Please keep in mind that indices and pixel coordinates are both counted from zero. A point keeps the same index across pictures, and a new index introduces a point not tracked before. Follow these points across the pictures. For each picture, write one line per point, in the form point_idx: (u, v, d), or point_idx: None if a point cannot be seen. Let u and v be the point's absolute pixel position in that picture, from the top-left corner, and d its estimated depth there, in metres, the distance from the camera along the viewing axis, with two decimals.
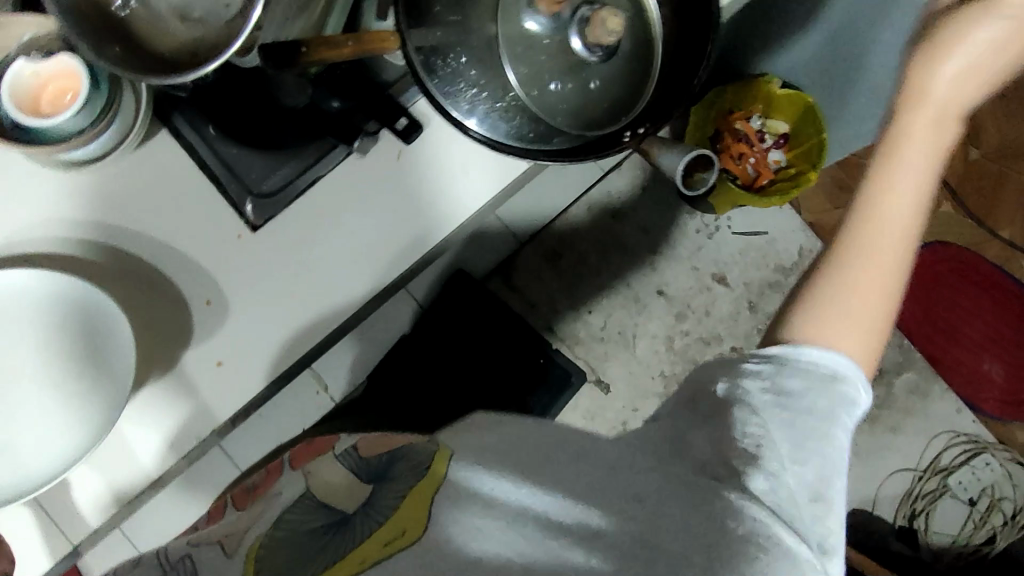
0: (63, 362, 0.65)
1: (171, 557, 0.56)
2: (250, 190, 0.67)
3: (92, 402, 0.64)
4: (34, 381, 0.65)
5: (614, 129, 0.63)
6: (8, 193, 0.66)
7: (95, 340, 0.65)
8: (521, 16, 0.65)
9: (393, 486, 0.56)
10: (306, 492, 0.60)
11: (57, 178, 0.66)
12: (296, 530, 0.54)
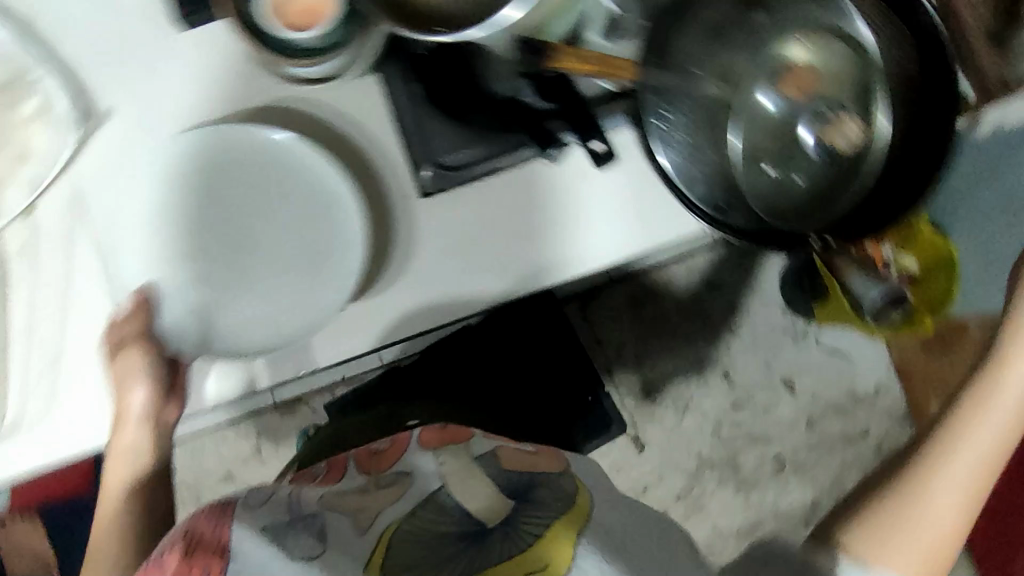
0: (257, 239, 0.66)
1: (300, 505, 0.57)
2: (434, 158, 0.67)
3: (281, 284, 0.65)
4: (231, 243, 0.65)
5: (805, 226, 0.62)
6: (213, 83, 0.66)
7: (309, 228, 0.66)
8: (755, 90, 0.65)
9: (530, 512, 0.60)
10: (443, 485, 0.64)
11: (262, 85, 0.66)
12: (430, 534, 0.58)
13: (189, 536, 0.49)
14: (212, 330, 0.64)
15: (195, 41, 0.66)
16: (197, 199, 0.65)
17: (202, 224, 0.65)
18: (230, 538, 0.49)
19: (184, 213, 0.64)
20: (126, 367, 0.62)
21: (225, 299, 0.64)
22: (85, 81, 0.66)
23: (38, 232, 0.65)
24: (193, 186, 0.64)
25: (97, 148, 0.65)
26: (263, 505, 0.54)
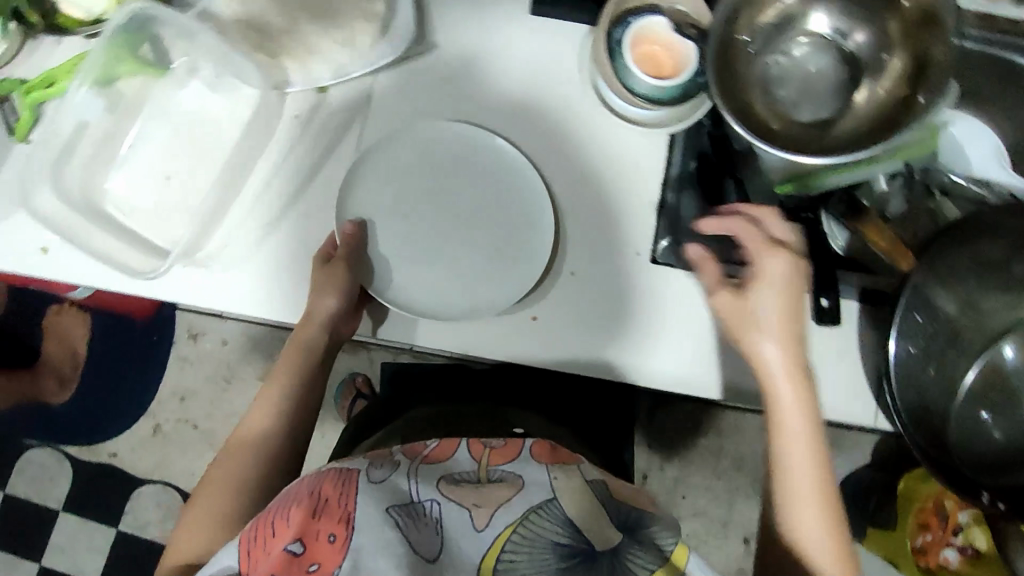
0: (522, 218, 0.68)
1: (421, 489, 0.55)
2: (677, 234, 0.67)
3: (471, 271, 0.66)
4: (445, 213, 0.68)
5: (989, 479, 0.61)
6: (531, 71, 0.70)
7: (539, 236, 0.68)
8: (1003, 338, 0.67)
9: (634, 551, 0.50)
10: (554, 499, 0.55)
11: (569, 94, 0.69)
12: (536, 546, 0.51)
13: (316, 497, 0.51)
14: (386, 288, 0.66)
15: (537, 30, 0.70)
16: (423, 166, 0.68)
17: (417, 193, 0.68)
18: (354, 509, 0.51)
19: (405, 173, 0.67)
20: (323, 277, 0.64)
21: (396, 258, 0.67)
22: (429, 12, 0.70)
23: (319, 110, 0.68)
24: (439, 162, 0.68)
25: (408, 71, 0.69)
26: (383, 483, 0.55)
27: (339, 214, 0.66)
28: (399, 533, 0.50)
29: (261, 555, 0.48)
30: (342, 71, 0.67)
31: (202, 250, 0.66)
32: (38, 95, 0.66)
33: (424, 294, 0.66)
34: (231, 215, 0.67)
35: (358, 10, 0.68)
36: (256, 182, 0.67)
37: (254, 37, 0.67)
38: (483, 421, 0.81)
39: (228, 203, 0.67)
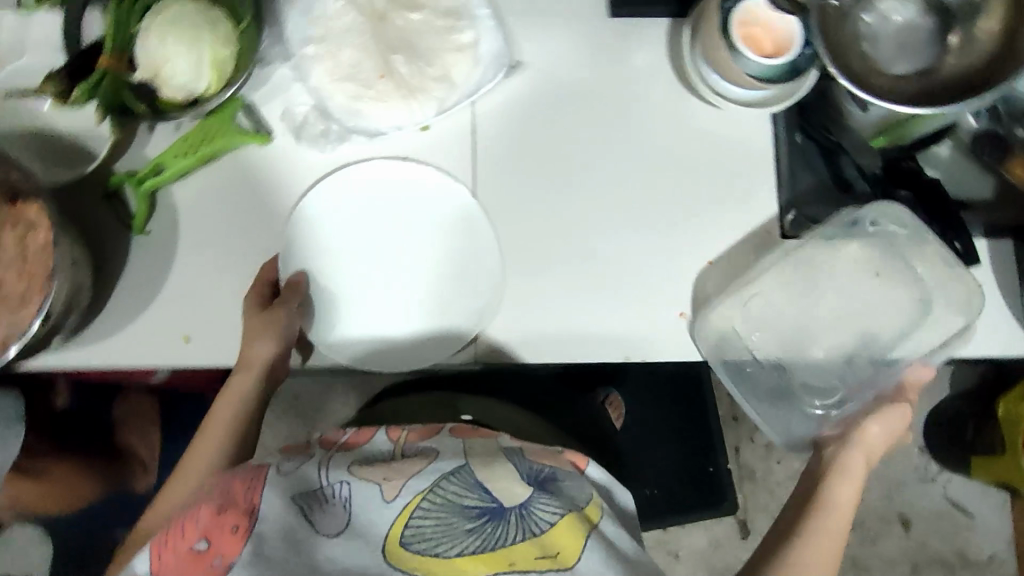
0: (644, 217, 0.69)
1: (331, 473, 0.55)
2: (798, 204, 0.70)
3: (385, 332, 0.67)
4: (357, 276, 0.67)
5: None
6: (621, 74, 0.70)
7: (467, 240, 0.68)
8: None
9: (543, 498, 0.53)
10: (466, 464, 0.56)
11: (664, 87, 0.70)
12: (449, 509, 0.51)
13: (224, 498, 0.52)
14: (325, 331, 0.66)
15: (622, 33, 0.70)
16: (342, 225, 0.68)
17: (333, 265, 0.67)
18: (259, 500, 0.51)
19: (334, 252, 0.67)
20: (260, 321, 0.64)
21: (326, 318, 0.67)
22: (514, 33, 0.70)
23: (427, 152, 0.69)
24: (347, 204, 0.68)
25: (504, 96, 0.69)
26: (297, 470, 0.55)
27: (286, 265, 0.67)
28: (301, 516, 0.50)
29: (168, 556, 0.49)
30: (445, 106, 0.67)
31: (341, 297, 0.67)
32: (152, 183, 0.66)
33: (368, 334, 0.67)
34: (336, 217, 0.68)
35: (448, 41, 0.68)
36: (384, 224, 0.68)
37: (351, 87, 0.67)
38: (430, 411, 0.76)
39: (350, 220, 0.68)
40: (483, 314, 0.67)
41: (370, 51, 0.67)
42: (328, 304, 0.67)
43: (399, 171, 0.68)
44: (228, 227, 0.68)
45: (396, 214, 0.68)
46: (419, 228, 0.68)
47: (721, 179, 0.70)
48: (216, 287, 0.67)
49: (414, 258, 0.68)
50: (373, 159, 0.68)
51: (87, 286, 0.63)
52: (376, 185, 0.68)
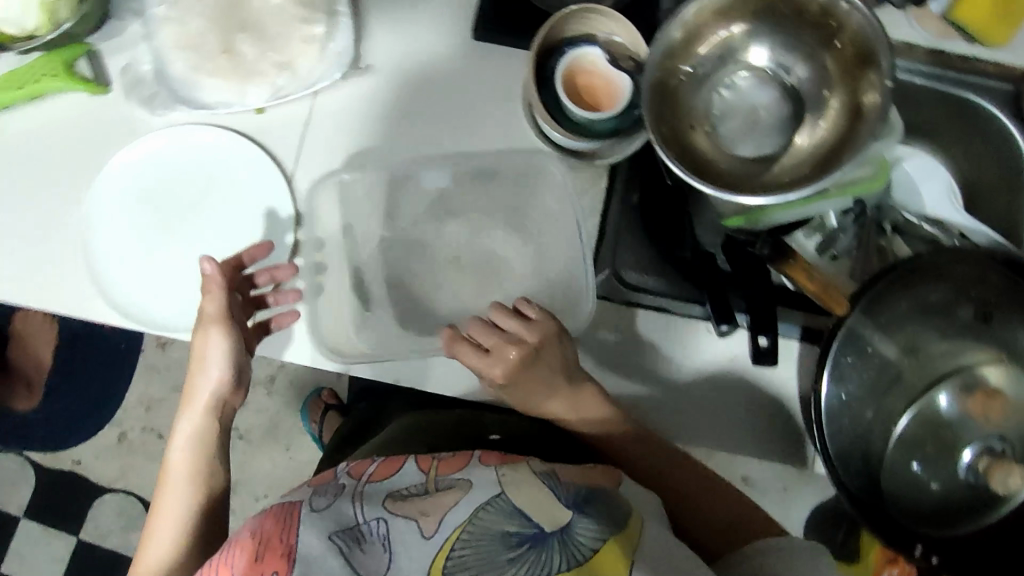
0: None
1: (365, 510, 0.55)
2: (614, 266, 0.68)
3: (171, 292, 0.66)
4: (154, 233, 0.67)
5: (915, 529, 0.59)
6: (470, 98, 0.69)
7: (251, 217, 0.67)
8: (940, 387, 0.66)
9: (582, 523, 0.52)
10: (500, 493, 0.55)
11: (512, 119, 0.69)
12: (493, 535, 0.51)
13: (256, 538, 0.51)
14: (105, 284, 0.65)
15: (481, 57, 0.69)
16: (138, 184, 0.67)
17: (133, 222, 0.67)
18: (296, 539, 0.51)
19: (126, 208, 0.67)
20: (209, 317, 0.61)
21: (106, 269, 0.66)
22: (372, 36, 0.69)
23: (256, 132, 0.68)
24: (144, 165, 0.67)
25: (347, 94, 0.68)
26: (328, 508, 0.55)
27: (80, 215, 0.66)
28: (342, 558, 0.49)
29: None
30: (280, 93, 0.66)
31: (119, 255, 0.66)
32: None
33: (140, 298, 0.65)
34: (128, 171, 0.67)
35: (299, 30, 0.67)
36: (177, 188, 0.67)
37: (191, 57, 0.66)
38: (456, 440, 0.76)
39: (140, 177, 0.67)
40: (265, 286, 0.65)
41: (217, 24, 0.67)
42: (107, 256, 0.66)
43: (196, 138, 0.68)
44: (42, 167, 0.67)
45: (189, 181, 0.67)
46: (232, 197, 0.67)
47: None
48: (13, 225, 0.66)
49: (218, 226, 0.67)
50: (172, 120, 0.68)
51: None
52: (172, 147, 0.68)
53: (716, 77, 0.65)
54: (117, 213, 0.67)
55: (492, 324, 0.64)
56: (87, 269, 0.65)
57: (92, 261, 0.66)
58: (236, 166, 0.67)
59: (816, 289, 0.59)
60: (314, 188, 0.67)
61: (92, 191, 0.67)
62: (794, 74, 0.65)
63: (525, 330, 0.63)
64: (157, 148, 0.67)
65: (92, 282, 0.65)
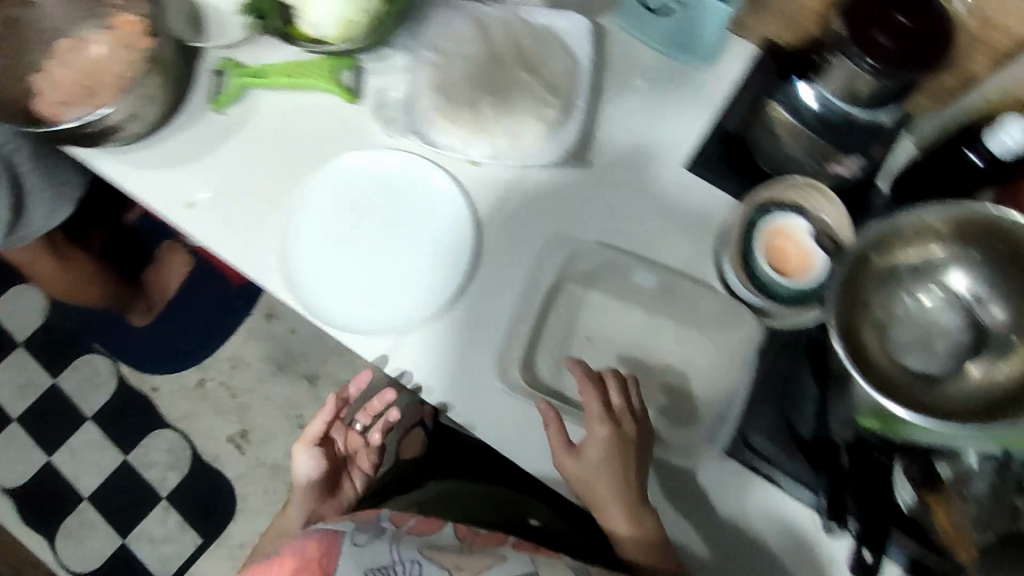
0: (604, 341, 0.70)
1: (402, 551, 0.67)
2: (743, 429, 0.67)
3: (339, 290, 0.70)
4: (344, 231, 0.72)
5: None
6: (659, 218, 0.73)
7: (431, 250, 0.71)
8: None
9: None
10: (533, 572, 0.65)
11: (692, 248, 0.72)
12: None
13: (301, 557, 0.67)
14: (287, 262, 0.71)
15: (681, 187, 0.74)
16: (346, 186, 0.73)
17: (330, 216, 0.72)
18: (337, 567, 0.65)
19: (330, 203, 0.72)
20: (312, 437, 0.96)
21: (293, 249, 0.71)
22: (593, 136, 0.76)
23: (465, 179, 0.73)
24: (359, 172, 0.73)
25: (555, 176, 0.74)
26: (367, 544, 0.68)
27: (291, 195, 0.73)
28: None
29: None
30: (499, 154, 0.73)
31: (309, 241, 0.71)
32: (250, 82, 0.75)
33: (312, 285, 0.70)
34: (344, 172, 0.73)
35: (535, 109, 0.74)
36: (377, 202, 0.72)
37: (436, 100, 0.74)
38: (500, 512, 0.88)
39: (352, 181, 0.73)
40: (429, 313, 0.69)
41: (470, 81, 0.75)
42: (299, 238, 0.71)
43: (412, 166, 0.73)
44: (277, 147, 0.75)
45: (390, 199, 0.72)
46: (424, 225, 0.72)
47: (691, 347, 0.69)
48: (237, 184, 0.74)
49: (402, 245, 0.71)
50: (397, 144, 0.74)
51: (147, 119, 0.73)
52: (388, 165, 0.73)
53: (907, 286, 0.66)
54: (321, 204, 0.72)
55: (626, 391, 0.67)
56: (279, 243, 0.71)
57: (284, 238, 0.71)
58: (437, 202, 0.72)
59: (948, 528, 0.56)
60: (497, 246, 0.71)
61: (309, 178, 0.73)
62: (989, 311, 0.64)
63: (602, 418, 0.66)
64: (376, 162, 0.73)
65: (278, 256, 0.71)
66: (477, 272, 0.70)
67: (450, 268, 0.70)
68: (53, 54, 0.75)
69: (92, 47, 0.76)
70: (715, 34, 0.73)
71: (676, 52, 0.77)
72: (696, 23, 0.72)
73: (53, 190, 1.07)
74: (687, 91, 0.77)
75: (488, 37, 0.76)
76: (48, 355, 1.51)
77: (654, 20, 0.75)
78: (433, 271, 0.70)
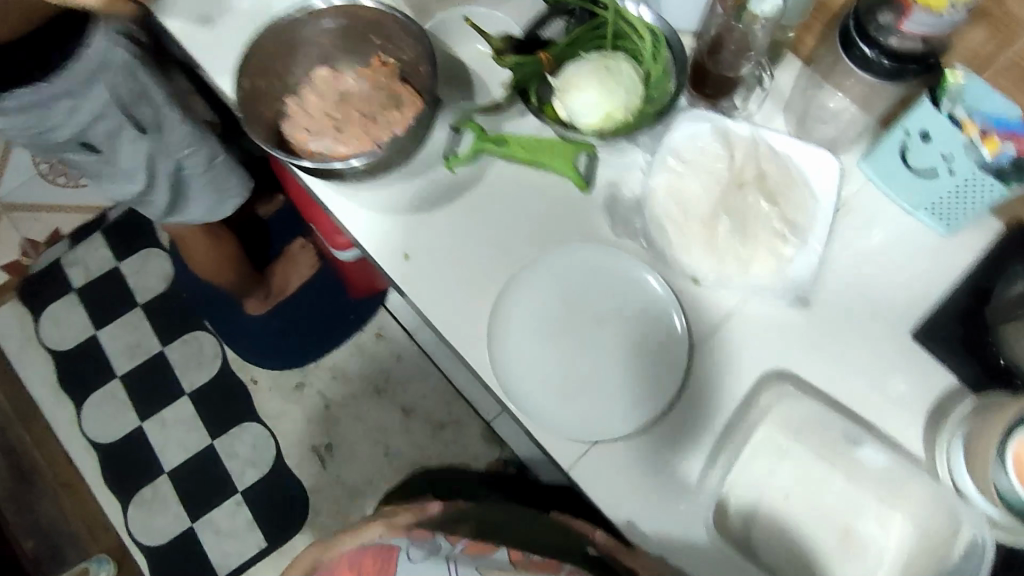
0: (800, 499, 0.66)
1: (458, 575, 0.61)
2: None
3: (541, 385, 0.70)
4: (558, 323, 0.72)
5: None
6: (877, 381, 0.69)
7: (639, 367, 0.70)
8: None
9: None
10: None
11: (908, 423, 0.68)
12: None
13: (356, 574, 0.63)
14: (497, 344, 0.71)
15: (906, 354, 0.70)
16: (566, 283, 0.73)
17: (548, 304, 0.73)
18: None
19: (547, 297, 0.73)
20: None
21: (506, 327, 0.72)
22: (820, 279, 0.73)
23: (683, 299, 0.72)
24: (580, 271, 0.73)
25: (774, 314, 0.71)
26: (422, 562, 0.63)
27: (510, 278, 0.73)
28: None
29: None
30: (724, 280, 0.71)
31: (521, 330, 0.72)
32: (488, 148, 0.75)
33: (518, 376, 0.70)
34: (566, 269, 0.73)
35: (770, 242, 0.72)
36: (593, 306, 0.72)
37: (672, 209, 0.74)
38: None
39: (571, 278, 0.73)
40: (626, 428, 0.67)
41: (709, 197, 0.74)
42: (512, 323, 0.72)
43: (633, 278, 0.72)
44: (505, 219, 0.76)
45: (606, 306, 0.72)
46: (638, 336, 0.71)
47: (893, 529, 0.65)
48: (457, 252, 0.75)
49: (611, 350, 0.71)
50: (622, 251, 0.73)
51: (388, 166, 0.73)
52: (610, 272, 0.73)
53: None
54: (539, 294, 0.73)
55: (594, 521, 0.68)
56: (491, 322, 0.72)
57: (499, 321, 0.72)
58: (652, 318, 0.71)
59: None
60: (705, 377, 0.70)
61: (535, 261, 0.74)
62: None
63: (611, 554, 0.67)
64: (600, 265, 0.73)
65: (489, 336, 0.71)
66: (681, 396, 0.69)
67: (656, 390, 0.69)
68: (310, 80, 0.78)
69: (348, 81, 0.78)
70: (981, 210, 0.68)
71: (922, 210, 0.73)
72: (967, 195, 0.67)
73: (211, 186, 1.04)
74: (928, 254, 0.73)
75: (733, 155, 0.75)
76: (163, 321, 1.55)
77: (911, 178, 0.71)
78: (639, 386, 0.69)
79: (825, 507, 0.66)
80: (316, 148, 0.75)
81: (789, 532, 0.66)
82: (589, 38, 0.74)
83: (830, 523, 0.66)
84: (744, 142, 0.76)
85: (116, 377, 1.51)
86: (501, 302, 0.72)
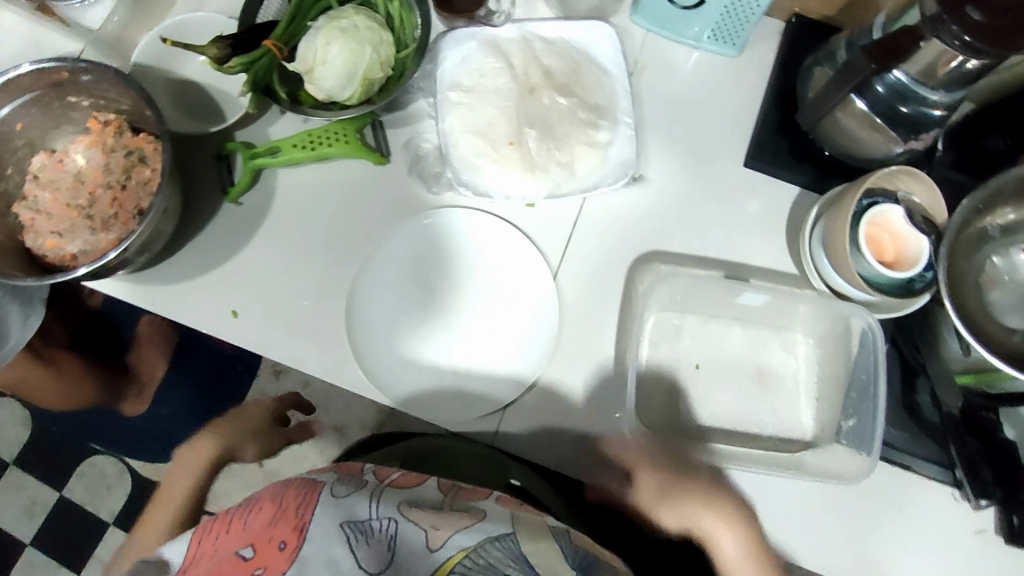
0: (710, 360, 0.68)
1: (379, 507, 0.56)
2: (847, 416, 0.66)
3: (432, 376, 0.66)
4: (419, 310, 0.68)
5: None
6: (731, 221, 0.70)
7: (515, 315, 0.67)
8: None
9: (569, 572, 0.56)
10: (510, 532, 0.57)
11: (770, 247, 0.69)
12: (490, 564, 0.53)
13: (276, 506, 0.56)
14: (368, 357, 0.66)
15: (744, 183, 0.71)
16: (409, 264, 0.68)
17: (400, 296, 0.68)
18: (309, 519, 0.54)
19: (396, 286, 0.68)
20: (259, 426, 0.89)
21: (368, 338, 0.67)
22: (644, 149, 0.71)
23: (529, 228, 0.69)
24: (419, 246, 0.69)
25: (615, 202, 0.70)
26: (346, 496, 0.57)
27: (350, 287, 0.67)
28: (346, 549, 0.52)
29: (210, 546, 0.54)
30: (557, 191, 0.68)
31: (388, 332, 0.67)
32: (263, 162, 0.67)
33: (404, 378, 0.66)
34: (405, 252, 0.68)
35: (582, 135, 0.69)
36: (448, 277, 0.68)
37: (478, 143, 0.68)
38: (484, 467, 0.70)
39: (413, 259, 0.68)
40: (524, 380, 0.66)
41: (506, 114, 0.69)
42: (375, 331, 0.67)
43: (472, 232, 0.69)
44: (318, 229, 0.69)
45: (459, 270, 0.68)
46: (500, 288, 0.68)
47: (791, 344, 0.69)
48: (285, 284, 0.68)
49: (477, 311, 0.67)
50: (452, 210, 0.69)
51: (166, 235, 0.64)
52: (447, 236, 0.69)
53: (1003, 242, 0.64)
54: (389, 288, 0.68)
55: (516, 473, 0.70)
56: (353, 338, 0.66)
57: (360, 334, 0.67)
58: (508, 262, 0.68)
59: None
60: (579, 294, 0.67)
61: (367, 258, 0.68)
62: None
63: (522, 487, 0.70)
64: (436, 233, 0.69)
65: (357, 357, 0.66)
66: (564, 323, 0.67)
67: (540, 329, 0.66)
68: (32, 175, 0.67)
69: (75, 157, 0.67)
70: (756, 21, 0.67)
71: (706, 41, 0.72)
72: (738, 11, 0.66)
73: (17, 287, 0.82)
74: (730, 81, 0.73)
75: (512, 64, 0.70)
76: (46, 467, 1.39)
77: (683, 17, 0.69)
78: (522, 333, 0.67)
79: (733, 356, 0.68)
80: (75, 250, 0.65)
81: (712, 396, 0.67)
82: (309, 6, 0.66)
83: (744, 365, 0.68)
84: (517, 45, 0.71)
85: (28, 544, 1.37)
86: (354, 316, 0.67)
